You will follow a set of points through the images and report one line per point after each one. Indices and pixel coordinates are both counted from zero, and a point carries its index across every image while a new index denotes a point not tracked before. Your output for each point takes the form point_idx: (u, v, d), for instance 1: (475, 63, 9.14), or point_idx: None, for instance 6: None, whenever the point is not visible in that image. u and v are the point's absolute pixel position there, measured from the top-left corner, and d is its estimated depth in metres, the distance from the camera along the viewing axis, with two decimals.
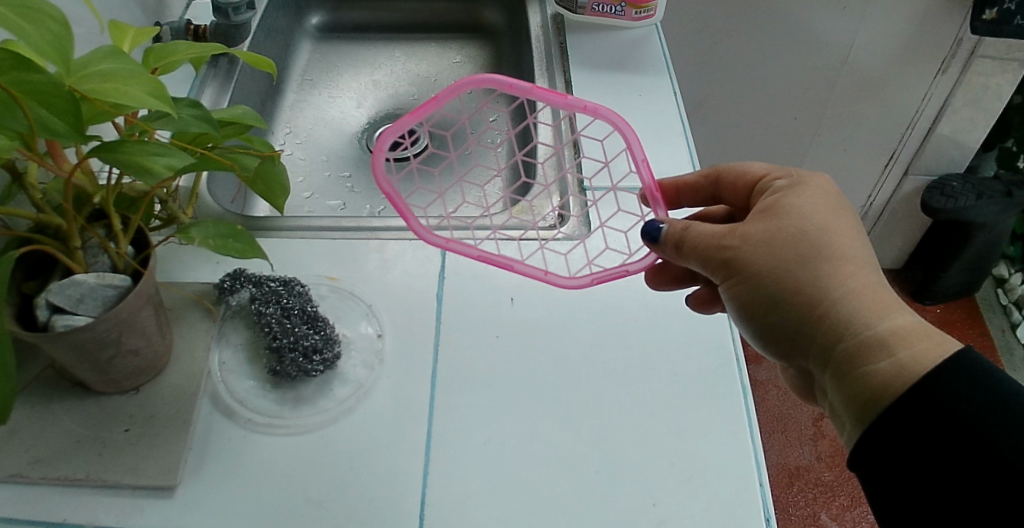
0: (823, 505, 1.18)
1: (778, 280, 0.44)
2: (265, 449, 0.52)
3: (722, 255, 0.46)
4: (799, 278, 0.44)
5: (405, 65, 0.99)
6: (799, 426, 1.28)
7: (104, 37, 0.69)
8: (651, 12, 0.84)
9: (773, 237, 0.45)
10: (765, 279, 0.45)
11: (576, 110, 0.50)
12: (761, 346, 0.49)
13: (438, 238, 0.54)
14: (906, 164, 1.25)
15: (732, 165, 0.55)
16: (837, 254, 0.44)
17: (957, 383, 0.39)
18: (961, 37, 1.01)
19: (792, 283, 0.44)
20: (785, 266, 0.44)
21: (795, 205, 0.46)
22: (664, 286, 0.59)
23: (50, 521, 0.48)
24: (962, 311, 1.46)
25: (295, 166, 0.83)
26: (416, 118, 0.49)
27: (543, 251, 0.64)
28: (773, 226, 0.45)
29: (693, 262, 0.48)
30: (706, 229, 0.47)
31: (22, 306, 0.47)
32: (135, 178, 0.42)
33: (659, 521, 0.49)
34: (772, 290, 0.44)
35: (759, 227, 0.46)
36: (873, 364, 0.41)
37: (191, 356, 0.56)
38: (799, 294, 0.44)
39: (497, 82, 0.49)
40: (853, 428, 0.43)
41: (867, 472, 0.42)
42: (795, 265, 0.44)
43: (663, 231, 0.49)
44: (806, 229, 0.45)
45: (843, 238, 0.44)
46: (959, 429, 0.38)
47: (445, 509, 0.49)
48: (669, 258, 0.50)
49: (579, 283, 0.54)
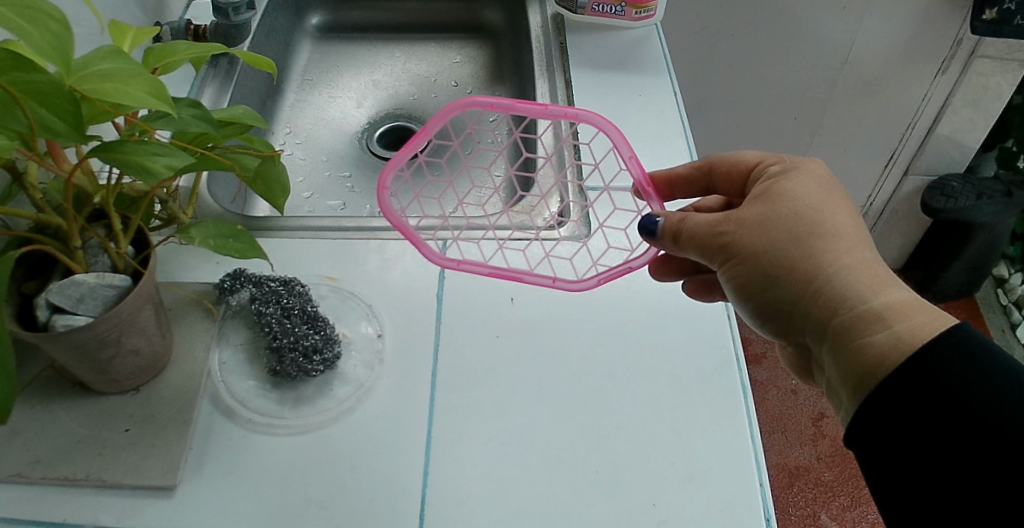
0: (823, 505, 1.18)
1: (774, 260, 0.44)
2: (265, 449, 0.52)
3: (719, 240, 0.46)
4: (800, 253, 0.44)
5: (405, 65, 0.99)
6: (799, 426, 1.28)
7: (103, 36, 0.69)
8: (651, 12, 0.84)
9: (768, 220, 0.45)
10: (764, 256, 0.45)
11: (558, 119, 0.50)
12: (760, 326, 0.49)
13: (449, 262, 0.56)
14: (906, 165, 1.25)
15: (725, 155, 0.55)
16: (829, 232, 0.44)
17: (949, 355, 0.39)
18: (961, 37, 1.01)
19: (793, 259, 0.44)
20: (783, 245, 0.44)
21: (786, 188, 0.46)
22: (667, 276, 0.59)
23: (50, 521, 0.48)
24: (962, 310, 1.47)
25: (295, 167, 0.83)
26: (410, 150, 0.50)
27: (549, 261, 0.63)
28: (769, 208, 0.46)
29: (691, 251, 0.48)
30: (703, 218, 0.48)
31: (22, 306, 0.47)
32: (135, 178, 0.42)
33: (659, 521, 0.49)
34: (769, 269, 0.45)
35: (754, 211, 0.46)
36: (871, 336, 0.41)
37: (191, 356, 0.56)
38: (793, 272, 0.44)
39: (479, 105, 0.49)
40: (849, 401, 0.43)
41: (862, 447, 0.42)
42: (790, 243, 0.44)
43: (659, 224, 0.50)
44: (800, 210, 0.45)
45: (837, 217, 0.45)
46: (953, 401, 0.38)
47: (444, 509, 0.49)
48: (667, 250, 0.50)
49: (587, 284, 0.55)
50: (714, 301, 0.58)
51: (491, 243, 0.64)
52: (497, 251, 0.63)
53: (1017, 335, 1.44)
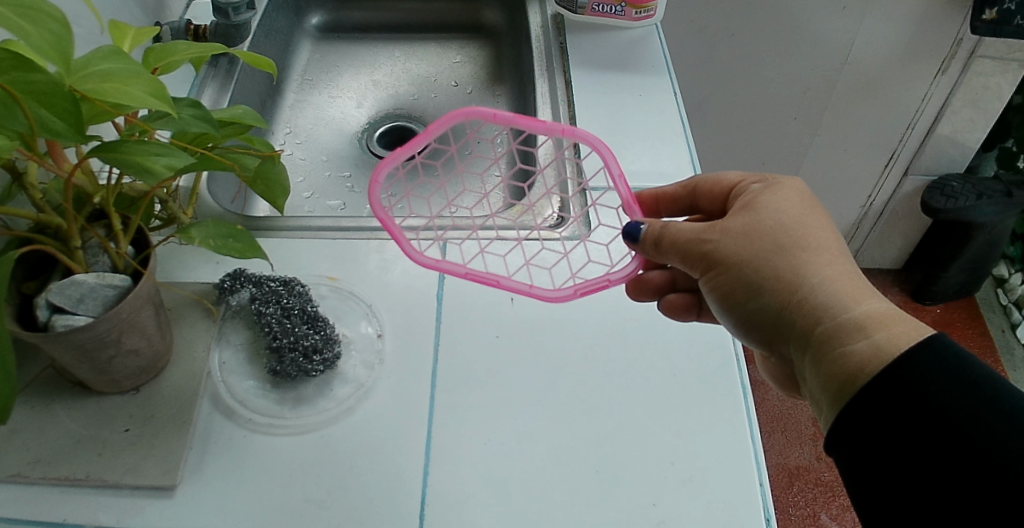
0: (823, 505, 1.18)
1: (757, 269, 0.44)
2: (264, 449, 0.52)
3: (702, 248, 0.46)
4: (781, 264, 0.44)
5: (406, 65, 0.99)
6: (799, 426, 1.28)
7: (104, 36, 0.69)
8: (651, 12, 0.84)
9: (752, 231, 0.45)
10: (746, 267, 0.45)
11: (555, 134, 0.50)
12: (745, 337, 0.49)
13: (428, 259, 0.54)
14: (906, 165, 1.25)
15: (710, 174, 0.55)
16: (811, 245, 0.44)
17: (924, 366, 0.39)
18: (961, 37, 1.02)
19: (774, 270, 0.44)
20: (765, 257, 0.44)
21: (768, 200, 0.47)
22: (644, 298, 0.58)
23: (49, 521, 0.48)
24: (962, 310, 1.48)
25: (295, 166, 0.83)
26: (408, 151, 0.50)
27: (532, 256, 0.64)
28: (751, 219, 0.46)
29: (675, 259, 0.48)
30: (687, 226, 0.48)
31: (22, 306, 0.47)
32: (135, 178, 0.42)
33: (659, 521, 0.49)
34: (753, 278, 0.45)
35: (738, 221, 0.46)
36: (850, 344, 0.41)
37: (191, 356, 0.56)
38: (775, 281, 0.44)
39: (481, 114, 0.50)
40: (829, 408, 0.42)
41: (844, 456, 0.42)
42: (773, 254, 0.44)
43: (643, 230, 0.50)
44: (783, 223, 0.45)
45: (817, 232, 0.45)
46: (933, 413, 0.37)
47: (445, 510, 0.49)
48: (650, 258, 0.50)
49: (563, 294, 0.53)
50: (688, 321, 0.58)
51: (477, 239, 0.65)
52: (481, 246, 0.64)
53: (1017, 335, 1.44)
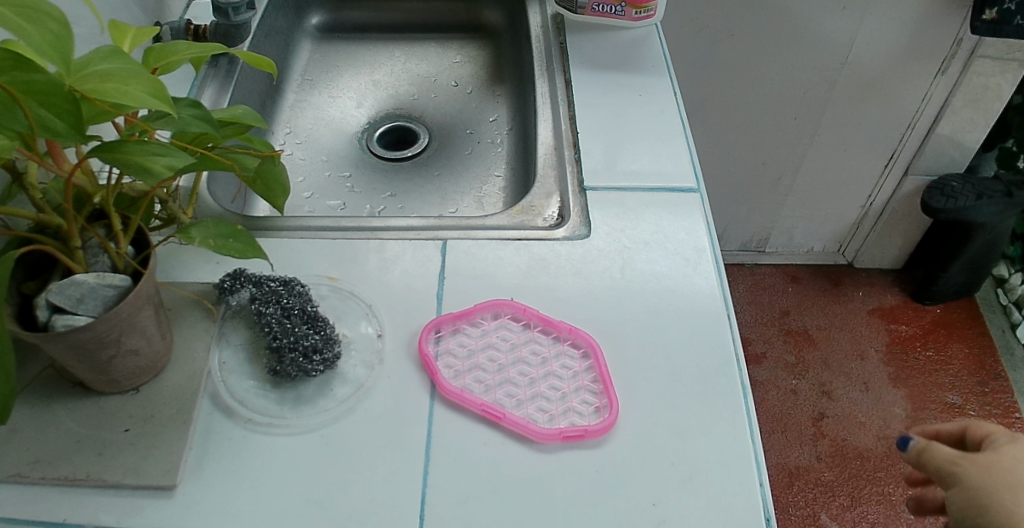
0: (823, 505, 1.22)
1: (983, 492, 0.56)
2: (264, 449, 0.52)
3: (952, 469, 0.60)
4: (998, 487, 0.56)
5: (405, 65, 0.99)
6: (798, 425, 1.33)
7: (104, 36, 0.69)
8: (651, 12, 0.84)
9: (994, 468, 0.57)
10: (984, 489, 0.56)
11: None
12: None
13: None
14: (906, 165, 1.27)
15: None
16: (1010, 480, 0.56)
17: None
18: (961, 37, 1.03)
19: (996, 491, 0.56)
20: (990, 481, 0.56)
21: (1012, 450, 0.59)
22: None
23: (49, 521, 0.48)
24: (962, 310, 1.49)
25: (295, 167, 0.83)
26: None
27: (531, 255, 0.63)
28: (997, 461, 0.58)
29: (931, 472, 0.62)
30: (943, 450, 0.61)
31: (22, 306, 0.47)
32: (135, 178, 0.42)
33: (659, 521, 0.49)
34: (980, 488, 0.56)
35: (987, 457, 0.58)
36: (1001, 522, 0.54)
37: (191, 356, 0.56)
38: (995, 499, 0.55)
39: None
40: None
41: None
42: (1000, 488, 0.56)
43: (911, 445, 0.64)
44: (1008, 475, 0.57)
45: (1014, 465, 0.57)
46: None
47: (445, 510, 0.49)
48: (911, 465, 0.64)
49: None
50: None
51: (477, 238, 0.65)
52: (481, 246, 0.64)
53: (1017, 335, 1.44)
